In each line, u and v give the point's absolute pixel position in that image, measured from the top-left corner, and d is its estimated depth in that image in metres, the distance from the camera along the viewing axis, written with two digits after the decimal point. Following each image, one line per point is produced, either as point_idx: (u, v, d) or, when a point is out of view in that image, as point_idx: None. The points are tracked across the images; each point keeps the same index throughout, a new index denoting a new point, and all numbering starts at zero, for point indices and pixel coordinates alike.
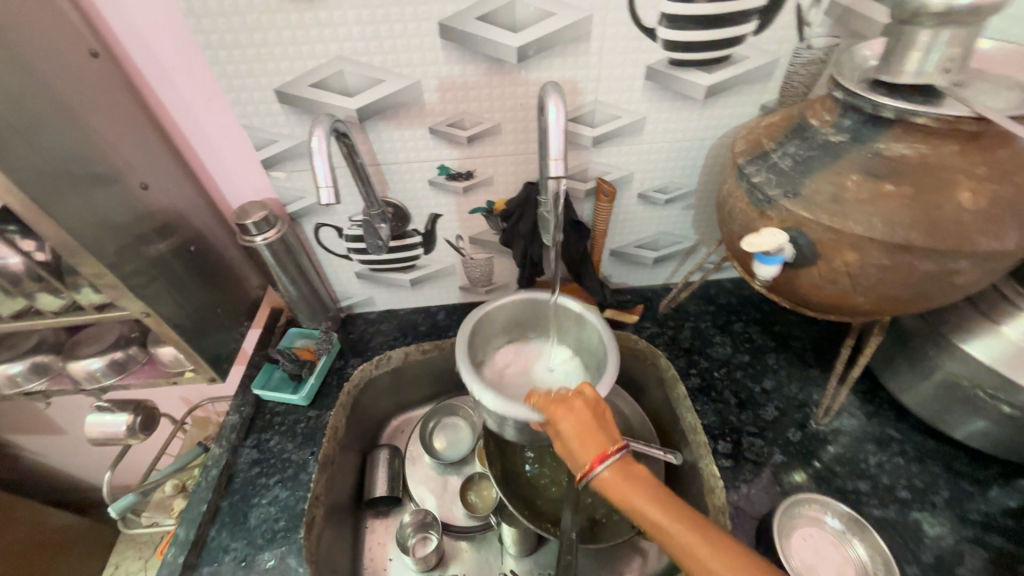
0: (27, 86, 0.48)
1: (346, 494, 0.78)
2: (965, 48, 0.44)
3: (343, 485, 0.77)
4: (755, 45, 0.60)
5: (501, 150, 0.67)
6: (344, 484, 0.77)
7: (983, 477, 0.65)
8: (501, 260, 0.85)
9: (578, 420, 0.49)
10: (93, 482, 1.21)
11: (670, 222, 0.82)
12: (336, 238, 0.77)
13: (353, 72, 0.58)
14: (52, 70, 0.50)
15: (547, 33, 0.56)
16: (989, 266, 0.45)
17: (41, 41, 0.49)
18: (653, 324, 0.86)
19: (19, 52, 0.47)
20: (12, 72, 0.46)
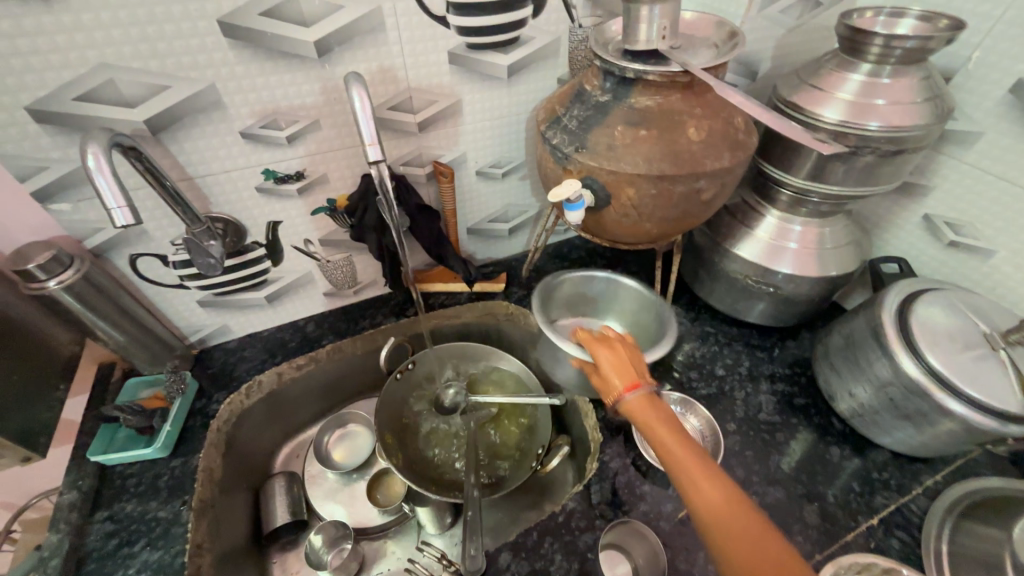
0: None
1: (242, 535, 0.72)
2: (672, 18, 0.57)
3: (237, 526, 0.71)
4: (536, 26, 0.68)
5: (327, 145, 0.67)
6: (237, 525, 0.71)
7: (770, 344, 0.85)
8: (361, 258, 0.85)
9: (616, 361, 0.59)
10: None
11: (513, 193, 0.91)
12: (160, 268, 0.70)
13: (128, 80, 0.53)
14: None
15: (340, 25, 0.57)
16: (722, 181, 0.59)
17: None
18: (519, 288, 0.95)
19: None
20: None
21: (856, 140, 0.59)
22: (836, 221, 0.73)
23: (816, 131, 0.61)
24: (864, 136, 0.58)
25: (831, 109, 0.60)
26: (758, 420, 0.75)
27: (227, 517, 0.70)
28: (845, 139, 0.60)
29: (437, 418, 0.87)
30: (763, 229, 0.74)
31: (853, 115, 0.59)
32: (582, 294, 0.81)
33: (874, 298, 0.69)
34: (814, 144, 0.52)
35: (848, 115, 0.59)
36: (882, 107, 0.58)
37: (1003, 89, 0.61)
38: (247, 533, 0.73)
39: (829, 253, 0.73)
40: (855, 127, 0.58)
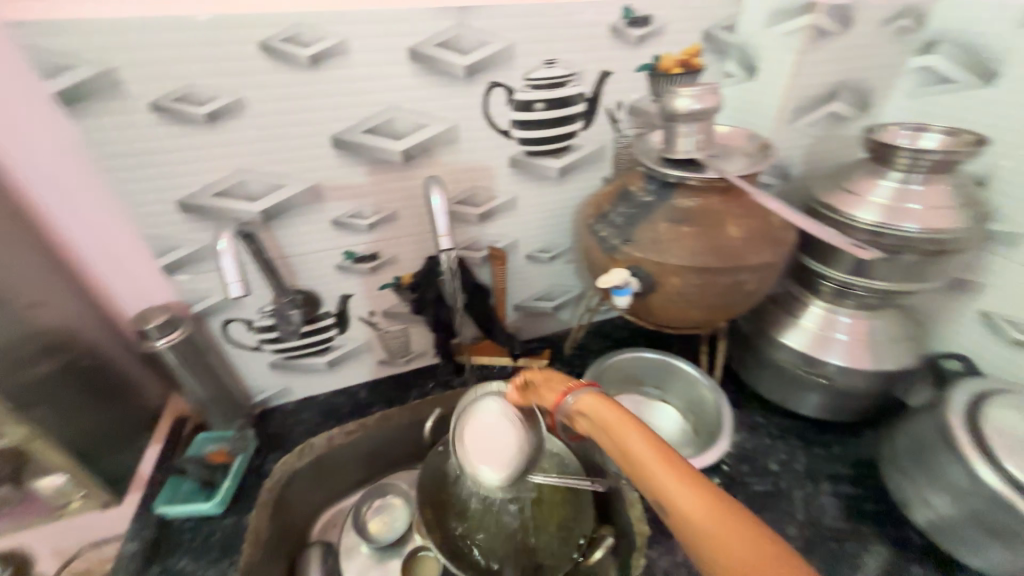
0: None
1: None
2: (708, 135, 0.65)
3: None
4: (586, 137, 0.79)
5: (400, 232, 0.77)
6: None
7: (828, 440, 0.80)
8: (416, 330, 0.92)
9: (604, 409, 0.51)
10: None
11: (558, 275, 0.97)
12: (245, 332, 0.78)
13: (255, 181, 0.65)
14: None
15: (424, 139, 0.69)
16: (763, 275, 0.62)
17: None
18: (563, 366, 0.97)
19: None
20: None
21: (896, 240, 0.62)
22: (886, 315, 0.73)
23: (854, 230, 0.65)
24: (903, 237, 0.61)
25: (867, 211, 0.64)
26: (821, 524, 0.69)
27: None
28: (884, 238, 0.63)
29: (479, 495, 0.86)
30: (809, 320, 0.75)
31: (890, 217, 0.62)
32: (632, 374, 0.82)
33: (939, 397, 0.66)
34: (854, 249, 0.55)
35: (885, 216, 0.62)
36: (918, 210, 0.61)
37: None
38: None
39: (882, 348, 0.72)
40: (893, 228, 0.61)
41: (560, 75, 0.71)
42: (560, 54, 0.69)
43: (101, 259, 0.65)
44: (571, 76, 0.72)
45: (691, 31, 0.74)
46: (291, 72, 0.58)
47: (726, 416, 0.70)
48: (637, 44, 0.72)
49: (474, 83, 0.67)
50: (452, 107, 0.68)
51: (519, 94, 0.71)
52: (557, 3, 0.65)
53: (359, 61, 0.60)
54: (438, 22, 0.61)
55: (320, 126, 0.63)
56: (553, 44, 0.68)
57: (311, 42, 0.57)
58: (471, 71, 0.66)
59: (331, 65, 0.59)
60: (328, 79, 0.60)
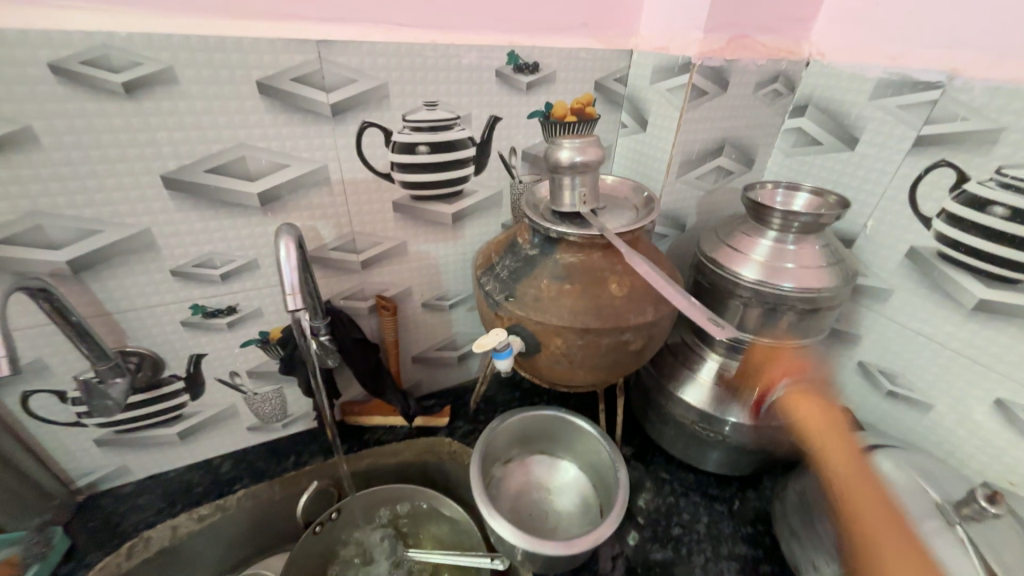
0: None
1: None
2: (592, 188, 0.62)
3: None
4: (479, 182, 0.75)
5: (263, 282, 0.68)
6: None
7: (729, 495, 0.78)
8: (293, 390, 0.80)
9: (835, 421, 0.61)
10: None
11: (460, 323, 0.90)
12: (56, 405, 0.63)
13: (56, 226, 0.53)
14: None
15: (285, 180, 0.61)
16: (648, 334, 0.59)
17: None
18: (465, 422, 0.89)
19: None
20: None
21: (775, 297, 0.62)
22: None
23: (738, 286, 0.65)
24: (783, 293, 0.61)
25: (750, 267, 0.64)
26: None
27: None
28: (765, 294, 0.63)
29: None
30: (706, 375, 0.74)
31: (770, 274, 0.62)
32: (528, 433, 0.75)
33: None
34: (707, 324, 0.49)
35: (764, 273, 0.62)
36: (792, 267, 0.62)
37: (901, 254, 0.67)
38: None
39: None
40: (774, 284, 0.62)
41: (443, 118, 0.66)
42: (441, 97, 0.65)
43: None
44: (456, 119, 0.67)
45: (581, 81, 0.73)
46: (98, 100, 0.48)
47: (621, 480, 0.64)
48: (525, 90, 0.69)
49: (343, 123, 0.61)
50: (318, 146, 0.61)
51: (398, 136, 0.65)
52: (434, 44, 0.60)
53: (191, 91, 0.52)
54: (293, 54, 0.54)
55: (145, 163, 0.53)
56: (433, 86, 0.63)
57: (124, 68, 0.48)
58: (338, 109, 0.59)
59: (155, 95, 0.50)
60: (151, 109, 0.51)
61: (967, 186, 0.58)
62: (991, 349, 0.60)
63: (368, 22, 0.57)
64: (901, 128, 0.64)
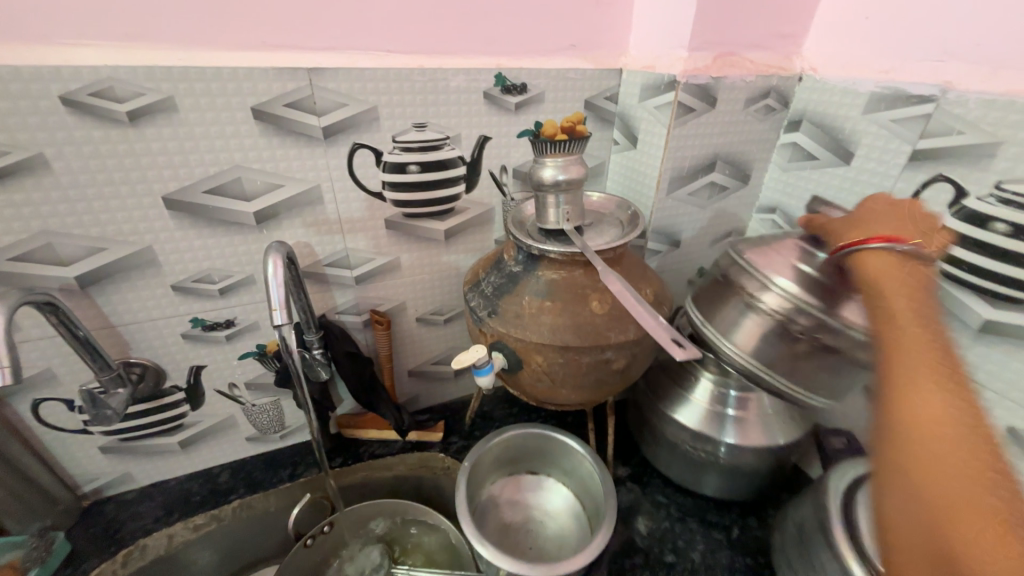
0: None
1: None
2: (577, 205, 0.63)
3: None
4: (471, 200, 0.76)
5: (262, 297, 0.70)
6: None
7: (727, 521, 0.75)
8: (289, 402, 0.82)
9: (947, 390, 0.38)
10: None
11: (456, 338, 0.91)
12: (65, 412, 0.67)
13: (65, 245, 0.57)
14: None
15: (280, 200, 0.64)
16: (631, 352, 0.59)
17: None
18: (459, 438, 0.89)
19: None
20: None
21: None
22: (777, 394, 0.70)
23: None
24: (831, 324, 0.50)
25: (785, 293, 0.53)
26: None
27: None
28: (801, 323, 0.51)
29: None
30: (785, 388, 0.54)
31: (812, 297, 0.51)
32: (513, 454, 0.74)
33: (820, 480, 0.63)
34: (669, 344, 0.50)
35: (803, 293, 0.52)
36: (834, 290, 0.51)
37: None
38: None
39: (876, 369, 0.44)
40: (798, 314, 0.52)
41: (432, 138, 0.68)
42: (431, 118, 0.67)
43: None
44: (446, 139, 0.69)
45: (570, 100, 0.74)
46: (104, 128, 0.52)
47: (609, 503, 0.62)
48: (514, 110, 0.71)
49: (335, 144, 0.63)
50: (310, 168, 0.64)
51: (388, 156, 0.67)
52: (422, 68, 0.63)
53: (190, 118, 0.55)
54: (285, 82, 0.57)
55: (147, 185, 0.57)
56: (422, 108, 0.65)
57: (127, 98, 0.52)
58: (329, 132, 0.62)
59: (156, 122, 0.54)
60: (152, 136, 0.54)
61: (965, 202, 0.56)
62: (999, 373, 0.57)
63: (357, 49, 0.60)
64: (896, 142, 0.62)
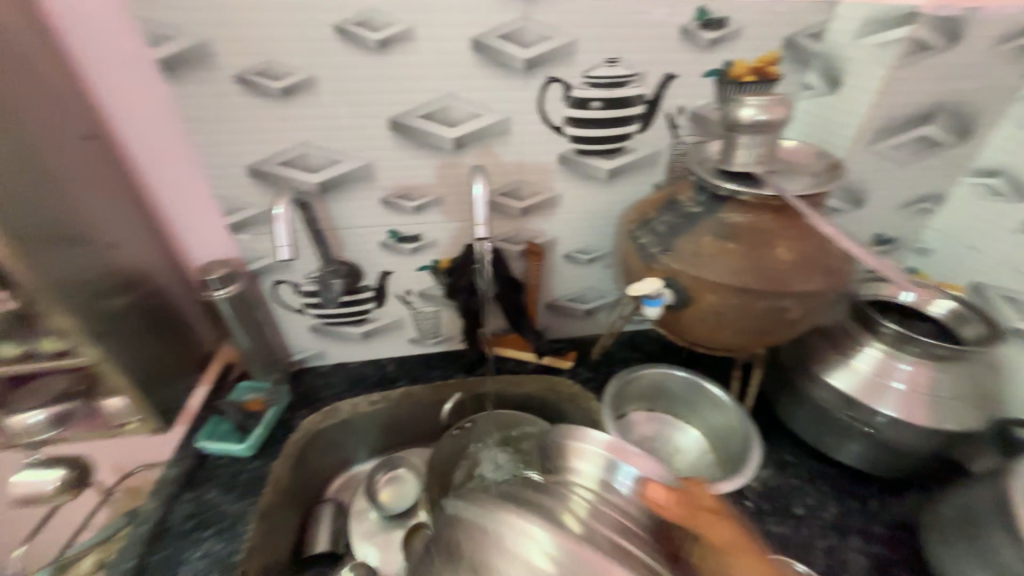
0: (16, 151, 0.55)
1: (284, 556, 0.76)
2: (771, 149, 0.62)
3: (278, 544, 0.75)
4: (641, 140, 0.77)
5: (445, 218, 0.80)
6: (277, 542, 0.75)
7: (865, 494, 0.74)
8: (447, 314, 0.94)
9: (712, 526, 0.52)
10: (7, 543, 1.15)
11: (596, 279, 0.95)
12: (292, 293, 0.84)
13: (316, 155, 0.69)
14: (42, 142, 0.58)
15: (477, 128, 0.71)
16: (810, 304, 0.58)
17: (35, 120, 0.57)
18: (587, 371, 0.96)
19: (7, 111, 0.54)
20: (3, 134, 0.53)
21: None
22: (952, 372, 0.65)
23: None
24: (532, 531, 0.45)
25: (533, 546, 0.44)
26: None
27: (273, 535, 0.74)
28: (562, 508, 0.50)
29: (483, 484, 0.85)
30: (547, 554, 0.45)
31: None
32: (644, 393, 0.78)
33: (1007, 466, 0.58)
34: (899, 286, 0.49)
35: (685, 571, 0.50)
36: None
37: None
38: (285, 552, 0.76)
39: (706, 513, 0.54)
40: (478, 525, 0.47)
41: (620, 75, 0.69)
42: (624, 53, 0.67)
43: (173, 200, 0.71)
44: (632, 77, 0.70)
45: (768, 37, 0.69)
46: (359, 55, 0.62)
47: (755, 445, 0.65)
48: (707, 47, 0.69)
49: (533, 77, 0.67)
50: (507, 99, 0.69)
51: (576, 91, 0.70)
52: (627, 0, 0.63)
53: (423, 47, 0.63)
54: (504, 14, 0.62)
55: (380, 108, 0.67)
56: (618, 42, 0.66)
57: (381, 27, 0.60)
58: (530, 64, 0.66)
59: (398, 50, 0.62)
60: (392, 62, 0.63)
61: None
62: None
63: None
64: None
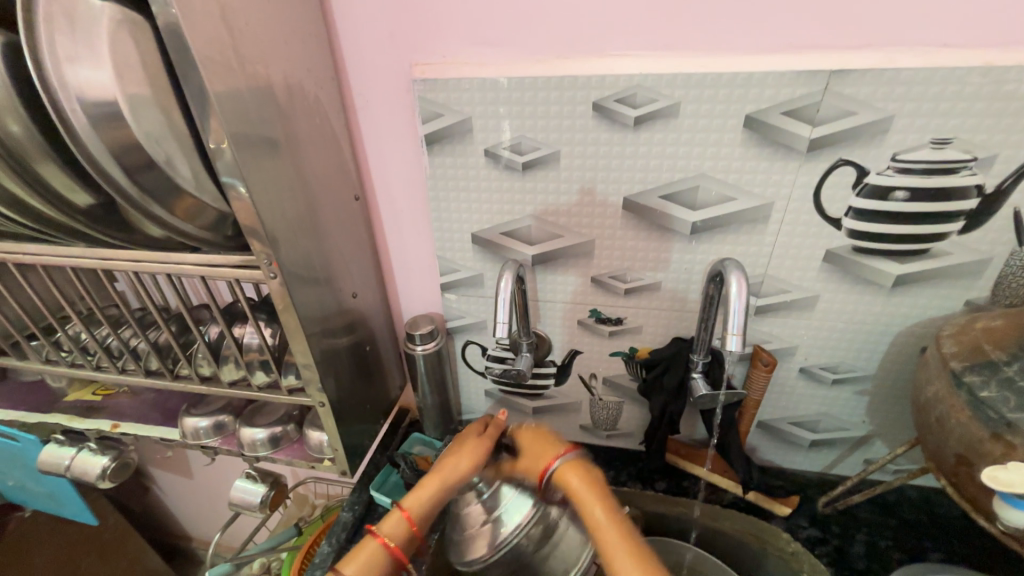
0: (311, 206, 0.60)
1: (438, 492, 0.57)
2: None
3: (459, 461, 0.60)
4: (958, 243, 0.56)
5: (656, 305, 0.70)
6: (458, 464, 0.59)
7: None
8: (631, 408, 0.82)
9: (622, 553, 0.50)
10: (205, 508, 1.36)
11: (838, 404, 0.72)
12: (479, 355, 0.82)
13: (538, 227, 0.67)
14: (328, 198, 0.63)
15: (725, 214, 0.60)
16: None
17: (324, 179, 0.62)
18: (811, 525, 0.72)
19: (313, 170, 0.60)
20: (307, 190, 0.59)
21: None
22: None
23: None
24: (518, 482, 0.58)
25: (511, 509, 0.56)
26: None
27: (454, 449, 0.62)
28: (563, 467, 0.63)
29: None
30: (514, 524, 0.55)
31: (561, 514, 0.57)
32: None
33: None
34: None
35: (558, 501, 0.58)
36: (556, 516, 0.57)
37: None
38: (453, 483, 0.58)
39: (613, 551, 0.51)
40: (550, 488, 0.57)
41: (951, 159, 0.52)
42: (962, 133, 0.50)
43: (401, 255, 0.75)
44: (968, 161, 0.51)
45: None
46: (612, 132, 0.57)
47: None
48: None
49: (814, 159, 0.54)
50: (773, 183, 0.57)
51: (874, 177, 0.54)
52: (988, 68, 0.47)
53: (685, 124, 0.55)
54: (797, 86, 0.51)
55: (618, 186, 0.61)
56: (958, 118, 0.50)
57: (643, 104, 0.55)
58: (816, 145, 0.53)
59: (653, 127, 0.56)
60: (645, 140, 0.57)
61: None
62: None
63: (901, 46, 0.48)
64: None
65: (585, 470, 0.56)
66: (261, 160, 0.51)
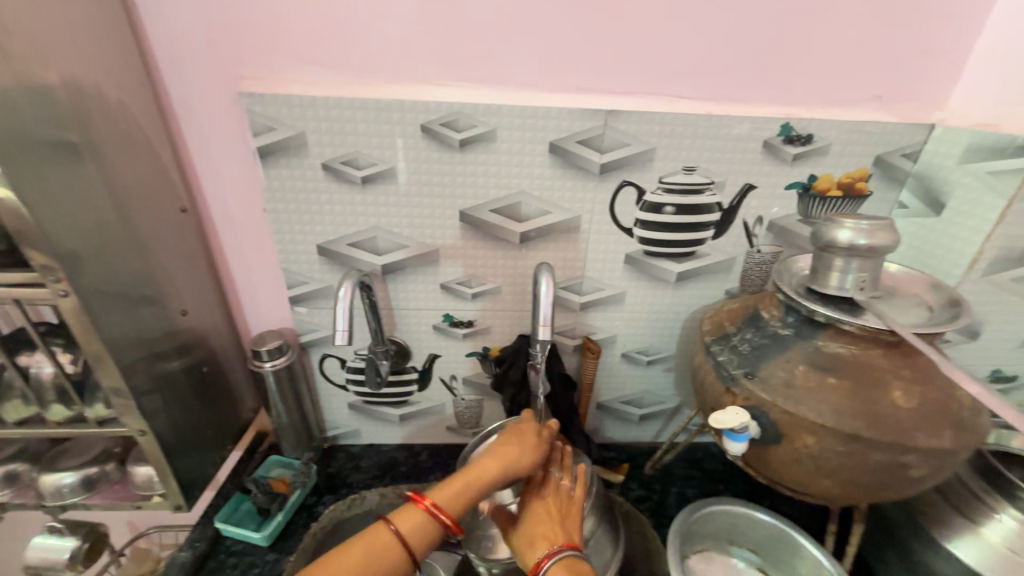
0: (118, 220, 0.56)
1: (467, 495, 0.52)
2: (873, 273, 0.56)
3: (503, 459, 0.55)
4: (713, 246, 0.73)
5: (500, 306, 0.78)
6: (496, 465, 0.54)
7: None
8: (491, 404, 0.89)
9: None
10: None
11: (654, 382, 0.87)
12: (338, 368, 0.82)
13: (385, 239, 0.70)
14: (142, 211, 0.60)
15: (544, 225, 0.70)
16: (935, 461, 0.49)
17: (135, 191, 0.58)
18: (639, 486, 0.85)
19: (118, 182, 0.56)
20: (107, 204, 0.55)
21: None
22: None
23: None
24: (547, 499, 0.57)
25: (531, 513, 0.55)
26: None
27: (513, 435, 0.57)
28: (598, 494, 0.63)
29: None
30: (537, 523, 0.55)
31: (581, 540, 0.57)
32: (726, 531, 0.67)
33: None
34: None
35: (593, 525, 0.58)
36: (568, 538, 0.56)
37: None
38: (495, 485, 0.53)
39: None
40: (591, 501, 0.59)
41: (697, 182, 0.68)
42: (702, 162, 0.66)
43: (243, 270, 0.73)
44: (709, 184, 0.68)
45: (858, 154, 0.67)
46: (440, 152, 0.64)
47: None
48: (789, 161, 0.67)
49: (606, 180, 0.67)
50: (579, 199, 0.68)
51: (650, 195, 0.68)
52: (709, 115, 0.63)
53: (502, 148, 0.64)
54: (584, 121, 0.63)
55: (452, 201, 0.67)
56: (698, 152, 0.65)
57: (464, 128, 0.62)
58: (605, 168, 0.66)
59: (475, 149, 0.64)
60: (470, 160, 0.64)
61: None
62: None
63: (655, 96, 0.63)
64: None
65: (573, 566, 0.49)
66: (41, 167, 0.47)
